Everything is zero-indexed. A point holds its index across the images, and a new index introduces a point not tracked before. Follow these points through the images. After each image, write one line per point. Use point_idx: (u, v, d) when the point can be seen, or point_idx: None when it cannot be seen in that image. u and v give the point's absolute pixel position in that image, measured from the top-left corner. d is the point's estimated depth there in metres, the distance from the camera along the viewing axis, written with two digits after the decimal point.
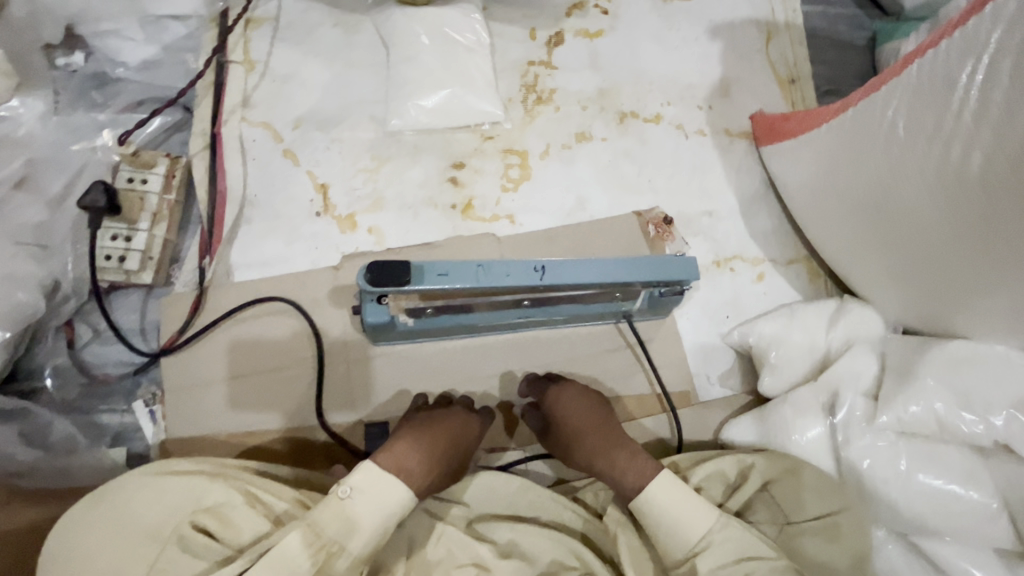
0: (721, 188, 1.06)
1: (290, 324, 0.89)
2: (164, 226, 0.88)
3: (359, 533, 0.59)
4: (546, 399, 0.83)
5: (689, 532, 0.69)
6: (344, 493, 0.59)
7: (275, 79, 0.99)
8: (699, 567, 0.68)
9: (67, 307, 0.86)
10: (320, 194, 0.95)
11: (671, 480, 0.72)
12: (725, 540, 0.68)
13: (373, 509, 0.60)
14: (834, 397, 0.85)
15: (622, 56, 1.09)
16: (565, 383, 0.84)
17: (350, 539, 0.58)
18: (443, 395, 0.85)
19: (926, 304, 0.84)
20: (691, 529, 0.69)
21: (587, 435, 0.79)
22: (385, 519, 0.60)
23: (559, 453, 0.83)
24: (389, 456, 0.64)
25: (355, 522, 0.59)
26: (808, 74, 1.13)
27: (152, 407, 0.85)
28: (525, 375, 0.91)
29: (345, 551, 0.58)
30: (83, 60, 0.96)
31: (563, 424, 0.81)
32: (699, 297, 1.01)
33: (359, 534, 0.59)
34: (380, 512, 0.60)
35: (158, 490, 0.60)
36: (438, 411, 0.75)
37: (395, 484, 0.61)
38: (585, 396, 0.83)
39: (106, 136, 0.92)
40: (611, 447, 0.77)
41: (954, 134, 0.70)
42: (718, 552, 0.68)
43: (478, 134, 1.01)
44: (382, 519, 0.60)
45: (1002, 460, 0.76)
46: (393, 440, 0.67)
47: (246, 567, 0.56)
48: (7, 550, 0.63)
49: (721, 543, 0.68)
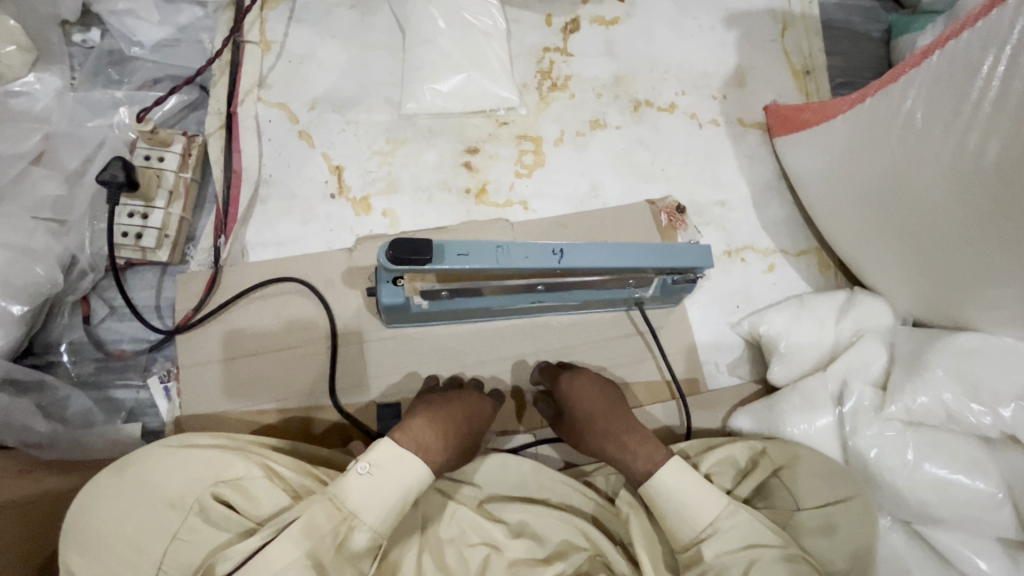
0: (734, 178, 1.06)
1: (305, 305, 0.90)
2: (180, 204, 0.88)
3: (375, 507, 0.59)
4: (558, 384, 0.83)
5: (697, 516, 0.69)
6: (362, 469, 0.59)
7: (292, 60, 0.99)
8: (704, 552, 0.68)
9: (83, 282, 0.86)
10: (335, 176, 0.95)
11: (683, 467, 0.72)
12: (732, 527, 0.69)
13: (392, 483, 0.60)
14: (843, 387, 0.86)
15: (638, 44, 1.09)
16: (577, 370, 0.84)
17: (366, 511, 0.58)
18: (455, 378, 0.86)
19: (936, 295, 0.85)
20: (701, 512, 0.69)
21: (599, 420, 0.79)
22: (403, 495, 0.60)
23: (570, 438, 0.83)
24: (406, 433, 0.64)
25: (371, 497, 0.59)
26: (823, 66, 1.13)
27: (166, 384, 0.85)
28: (537, 361, 0.92)
29: (362, 523, 0.58)
30: (99, 36, 0.96)
31: (575, 410, 0.81)
32: (710, 286, 1.02)
33: (375, 507, 0.59)
34: (398, 488, 0.60)
35: (178, 462, 0.60)
36: (453, 393, 0.76)
37: (413, 461, 0.62)
38: (597, 382, 0.83)
39: (123, 114, 0.91)
40: (621, 432, 0.78)
41: (971, 123, 0.70)
42: (723, 538, 0.68)
43: (493, 119, 1.01)
44: (400, 494, 0.60)
45: (1008, 450, 0.77)
46: (410, 418, 0.68)
47: (268, 539, 0.56)
48: (30, 520, 0.64)
49: (727, 530, 0.69)
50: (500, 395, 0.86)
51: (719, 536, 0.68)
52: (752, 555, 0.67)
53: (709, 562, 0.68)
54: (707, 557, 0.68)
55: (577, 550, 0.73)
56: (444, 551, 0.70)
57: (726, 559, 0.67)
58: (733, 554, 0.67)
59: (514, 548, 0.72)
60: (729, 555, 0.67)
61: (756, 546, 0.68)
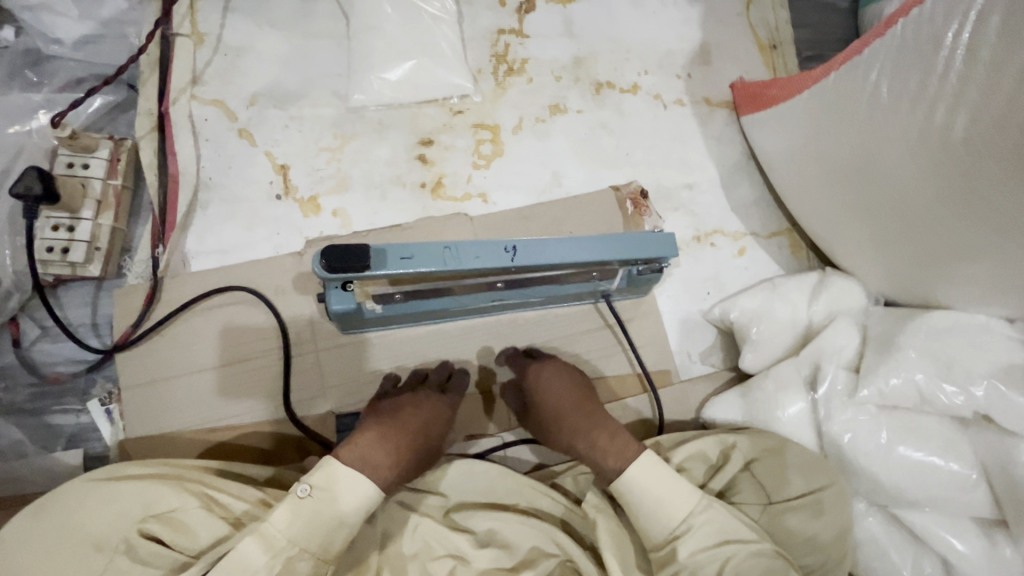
0: (702, 161, 1.02)
1: (250, 315, 0.85)
2: (111, 214, 0.82)
3: (319, 532, 0.56)
4: (526, 375, 0.83)
5: (670, 513, 0.67)
6: (303, 491, 0.56)
7: (228, 54, 0.92)
8: (679, 551, 0.65)
9: (10, 305, 0.79)
10: (280, 175, 0.90)
11: (654, 463, 0.69)
12: (706, 522, 0.66)
13: (336, 505, 0.57)
14: (816, 371, 0.84)
15: (597, 23, 1.04)
16: (545, 361, 0.83)
17: (307, 539, 0.55)
18: (416, 373, 0.83)
19: (911, 273, 0.82)
20: (674, 510, 0.67)
21: (567, 417, 0.77)
22: (347, 517, 0.58)
23: (539, 434, 0.81)
24: (351, 450, 0.62)
25: (312, 522, 0.56)
26: (789, 39, 1.09)
27: (108, 406, 0.80)
28: (501, 350, 0.89)
29: (304, 552, 0.55)
30: (13, 35, 0.88)
31: (544, 402, 0.79)
32: (680, 273, 0.97)
33: (318, 533, 0.56)
34: (343, 510, 0.58)
35: (104, 498, 0.55)
36: (408, 399, 0.74)
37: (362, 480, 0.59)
38: (565, 372, 0.82)
39: (43, 119, 0.85)
40: (591, 426, 0.76)
41: (939, 95, 0.67)
42: (699, 535, 0.66)
43: (447, 108, 0.96)
44: (343, 516, 0.58)
45: (982, 430, 0.76)
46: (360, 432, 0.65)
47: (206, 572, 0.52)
48: None
49: (702, 525, 0.66)
50: (466, 377, 0.84)
51: (694, 533, 0.66)
52: (727, 550, 0.65)
53: (683, 561, 0.65)
54: (682, 557, 0.65)
55: (547, 557, 0.70)
56: (406, 568, 0.68)
57: (702, 556, 0.65)
58: (708, 550, 0.65)
59: (482, 558, 0.69)
60: (704, 553, 0.65)
61: (732, 541, 0.65)
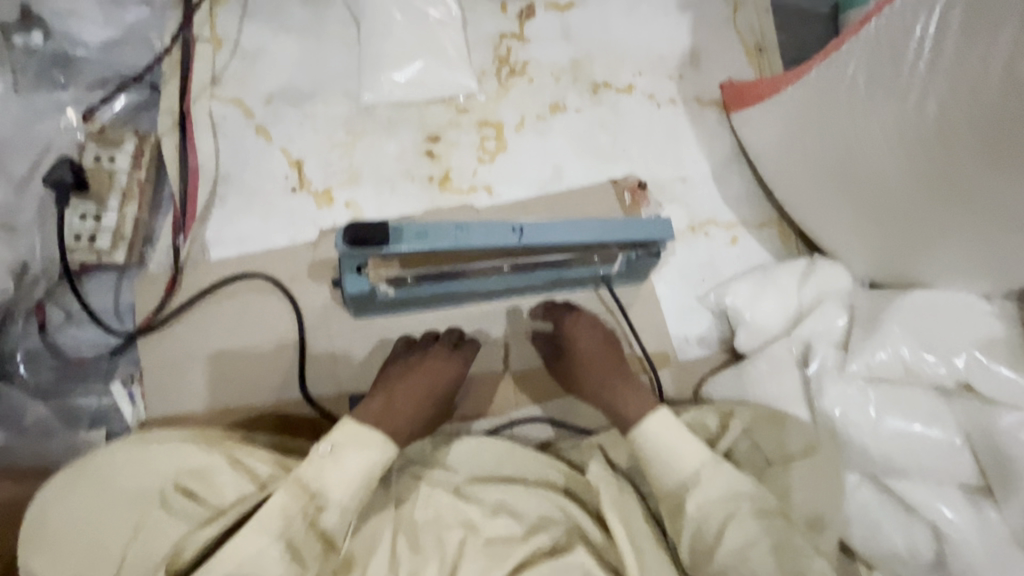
0: (694, 156, 1.08)
1: (266, 300, 0.88)
2: (135, 205, 0.86)
3: (343, 486, 0.60)
4: (560, 325, 0.86)
5: (680, 466, 0.71)
6: (324, 450, 0.60)
7: (245, 56, 0.97)
8: (689, 502, 0.69)
9: (38, 290, 0.83)
10: (295, 170, 0.94)
11: (668, 418, 0.73)
12: (716, 476, 0.70)
13: (355, 460, 0.61)
14: (807, 349, 0.89)
15: (593, 28, 1.10)
16: (582, 312, 0.87)
17: (334, 491, 0.59)
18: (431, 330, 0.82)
19: (895, 254, 0.87)
20: (682, 462, 0.71)
21: (592, 364, 0.83)
22: (368, 475, 0.61)
23: (564, 377, 0.86)
24: (367, 411, 0.67)
25: (336, 475, 0.60)
26: (774, 43, 1.16)
27: (130, 388, 0.83)
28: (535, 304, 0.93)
29: (330, 503, 0.59)
30: (42, 39, 0.93)
31: (573, 352, 0.84)
32: (675, 260, 1.02)
33: (343, 486, 0.60)
34: (362, 466, 0.61)
35: (142, 456, 0.59)
36: (416, 359, 0.76)
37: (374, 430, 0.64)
38: (597, 327, 0.85)
39: (71, 115, 0.89)
40: (619, 378, 0.80)
41: (910, 83, 0.73)
42: (708, 487, 0.69)
43: (453, 107, 1.01)
44: (364, 471, 0.61)
45: (964, 399, 0.81)
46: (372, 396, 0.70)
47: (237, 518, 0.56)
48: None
49: (712, 480, 0.70)
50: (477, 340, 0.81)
51: (700, 486, 0.69)
52: (729, 504, 0.68)
53: (692, 513, 0.69)
54: (691, 509, 0.69)
55: (554, 524, 0.74)
56: (421, 534, 0.71)
57: (709, 509, 0.68)
58: (713, 505, 0.68)
59: (492, 527, 0.72)
60: (712, 505, 0.68)
61: (737, 497, 0.69)
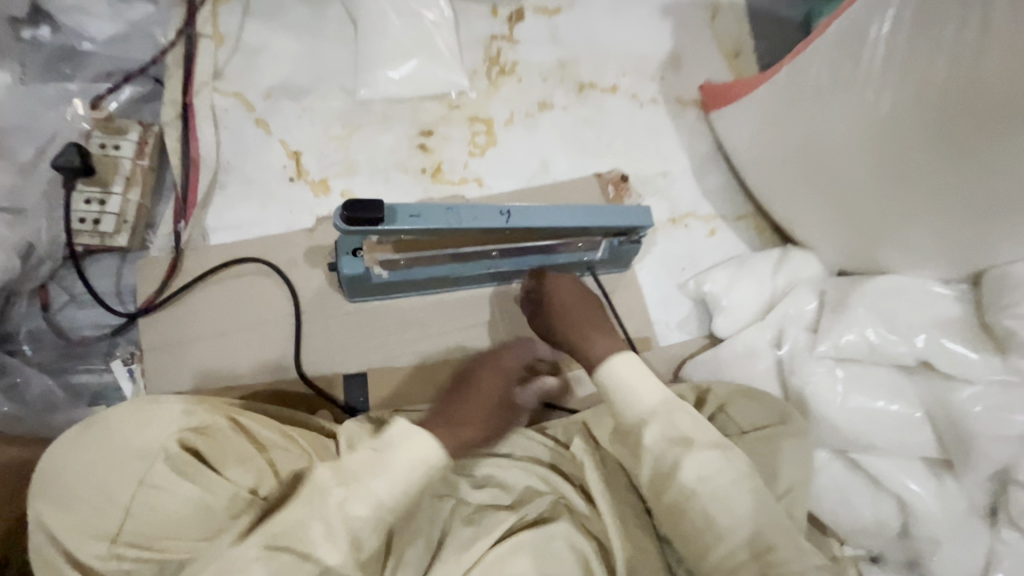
0: (675, 152, 1.13)
1: (264, 284, 0.92)
2: (138, 190, 0.89)
3: (382, 478, 0.59)
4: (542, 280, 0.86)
5: (641, 399, 0.66)
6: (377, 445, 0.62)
7: (246, 53, 1.02)
8: (644, 436, 0.64)
9: (42, 271, 0.86)
10: (293, 160, 0.98)
11: (630, 356, 0.69)
12: (673, 412, 0.65)
13: (401, 458, 0.61)
14: (780, 333, 0.95)
15: (580, 31, 1.16)
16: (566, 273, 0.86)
17: (374, 482, 0.59)
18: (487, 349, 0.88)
19: (861, 243, 0.92)
20: (644, 397, 0.66)
21: (566, 315, 0.81)
22: (412, 475, 0.61)
23: (544, 333, 0.85)
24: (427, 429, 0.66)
25: (383, 469, 0.60)
26: (750, 48, 1.22)
27: (130, 366, 0.86)
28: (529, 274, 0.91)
29: (367, 488, 0.59)
30: (50, 33, 0.97)
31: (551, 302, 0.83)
32: (657, 250, 1.07)
33: (388, 478, 0.60)
34: (408, 465, 0.60)
35: (147, 415, 0.63)
36: (472, 377, 0.81)
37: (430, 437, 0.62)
38: (580, 287, 0.85)
39: (77, 105, 0.92)
40: (591, 327, 0.78)
41: (868, 80, 0.80)
42: (664, 423, 0.64)
43: (446, 103, 1.06)
44: (410, 466, 0.61)
45: (926, 375, 0.86)
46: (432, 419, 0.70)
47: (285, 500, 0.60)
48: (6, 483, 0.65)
49: (669, 415, 0.65)
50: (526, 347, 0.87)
51: (660, 416, 0.65)
52: (686, 437, 0.63)
53: (646, 447, 0.64)
54: (646, 443, 0.64)
55: (540, 495, 0.78)
56: None
57: (664, 445, 0.63)
58: (671, 436, 0.63)
59: (480, 497, 0.77)
60: (666, 441, 0.63)
61: (697, 431, 0.64)
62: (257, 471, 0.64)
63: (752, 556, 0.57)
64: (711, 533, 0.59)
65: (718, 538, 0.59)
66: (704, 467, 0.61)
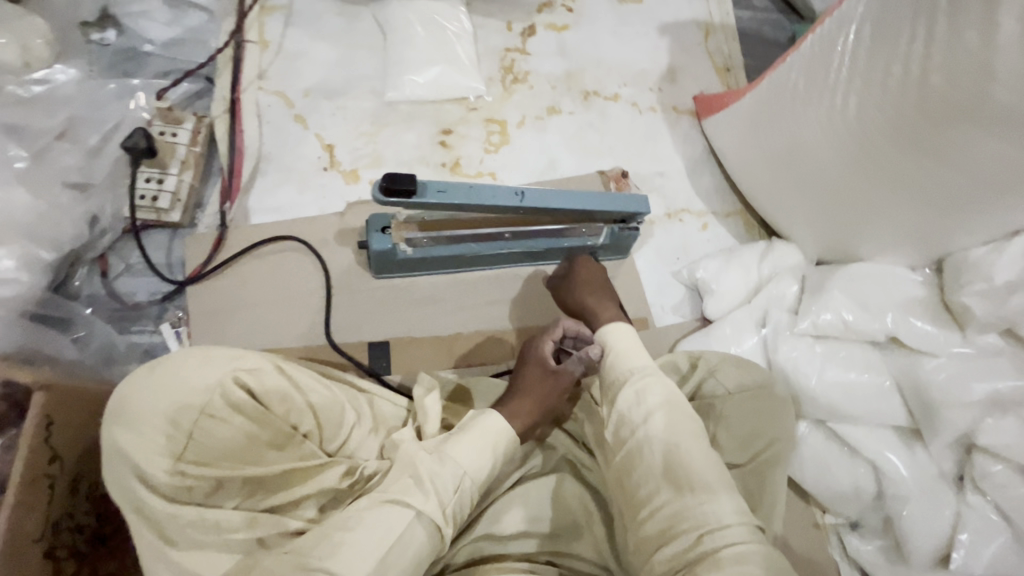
0: (671, 155, 1.25)
1: (297, 259, 1.02)
2: (191, 173, 1.01)
3: (454, 443, 0.69)
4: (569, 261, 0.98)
5: (630, 360, 0.74)
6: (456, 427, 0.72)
7: (288, 57, 1.14)
8: (621, 390, 0.72)
9: (104, 241, 0.97)
10: (327, 152, 1.09)
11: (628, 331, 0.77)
12: (653, 379, 0.71)
13: (478, 436, 0.70)
14: (764, 315, 1.04)
15: (586, 46, 1.29)
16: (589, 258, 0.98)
17: (447, 445, 0.69)
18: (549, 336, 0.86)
19: (836, 232, 1.02)
20: (634, 358, 0.74)
21: (581, 289, 0.91)
22: (493, 452, 0.71)
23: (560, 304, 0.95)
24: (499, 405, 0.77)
25: (467, 447, 0.69)
26: (740, 64, 1.35)
27: (178, 329, 0.95)
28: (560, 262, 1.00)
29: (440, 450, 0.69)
30: (115, 36, 1.10)
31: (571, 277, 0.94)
32: (654, 241, 1.18)
33: (470, 451, 0.69)
34: (485, 447, 0.70)
35: (206, 358, 0.70)
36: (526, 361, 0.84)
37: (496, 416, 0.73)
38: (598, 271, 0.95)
39: (140, 98, 1.03)
40: (599, 300, 0.89)
41: (836, 84, 0.92)
42: (643, 383, 0.71)
43: (464, 105, 1.18)
44: (478, 432, 0.71)
45: (894, 351, 0.96)
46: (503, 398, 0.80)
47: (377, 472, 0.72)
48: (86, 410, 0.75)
49: (648, 379, 0.72)
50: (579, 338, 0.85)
51: (642, 375, 0.72)
52: (665, 399, 0.69)
53: (621, 398, 0.71)
54: (621, 396, 0.71)
55: (543, 450, 0.88)
56: None
57: (636, 398, 0.70)
58: (644, 396, 0.70)
59: None
60: (639, 396, 0.70)
61: (674, 395, 0.70)
62: (300, 412, 0.72)
63: (690, 501, 0.62)
64: (661, 478, 0.64)
65: (667, 478, 0.64)
66: (672, 426, 0.67)
